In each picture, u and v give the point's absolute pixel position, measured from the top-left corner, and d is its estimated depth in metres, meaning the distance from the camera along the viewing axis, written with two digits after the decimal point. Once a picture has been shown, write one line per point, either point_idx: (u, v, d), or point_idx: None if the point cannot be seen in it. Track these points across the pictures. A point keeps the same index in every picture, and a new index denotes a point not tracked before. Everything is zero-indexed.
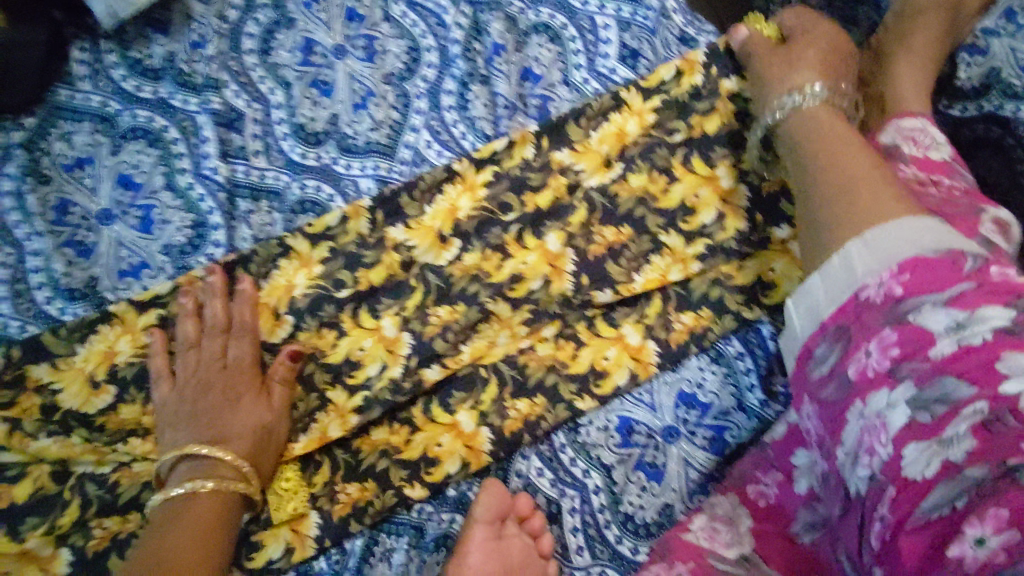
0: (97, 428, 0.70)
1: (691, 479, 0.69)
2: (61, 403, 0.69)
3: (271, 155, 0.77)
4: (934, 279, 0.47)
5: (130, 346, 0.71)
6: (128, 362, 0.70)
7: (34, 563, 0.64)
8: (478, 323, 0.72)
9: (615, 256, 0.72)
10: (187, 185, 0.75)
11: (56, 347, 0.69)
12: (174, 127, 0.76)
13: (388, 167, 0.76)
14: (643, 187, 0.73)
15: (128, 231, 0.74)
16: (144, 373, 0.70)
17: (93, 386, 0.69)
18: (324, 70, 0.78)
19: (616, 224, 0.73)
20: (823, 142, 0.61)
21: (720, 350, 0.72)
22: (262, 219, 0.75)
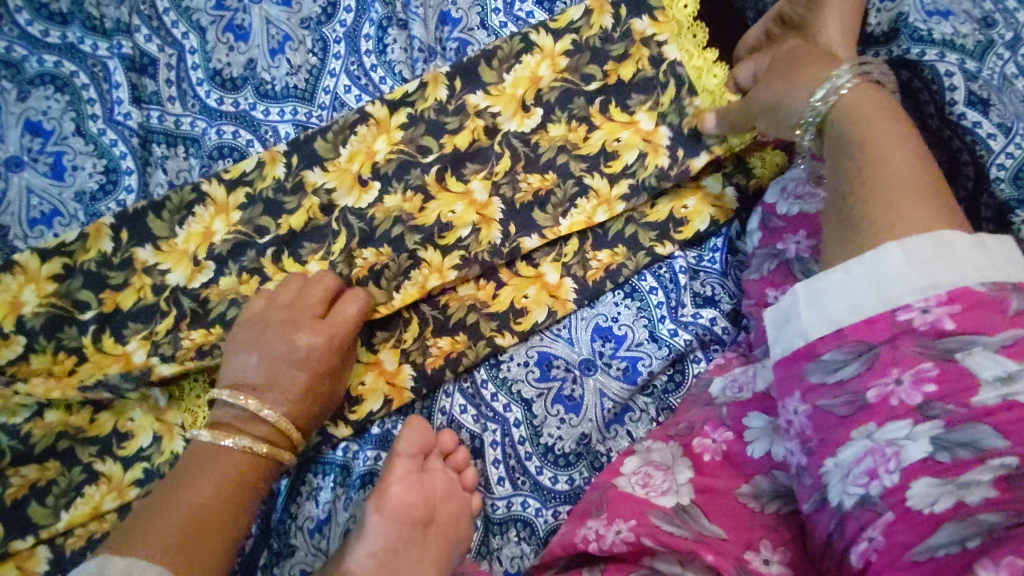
0: (6, 381, 0.66)
1: (606, 410, 0.71)
2: None
3: (185, 100, 0.76)
4: (982, 305, 0.48)
5: (37, 296, 0.67)
6: (36, 312, 0.67)
7: None
8: (409, 270, 0.71)
9: (542, 203, 0.73)
10: (99, 131, 0.74)
11: None
12: (83, 73, 0.74)
13: (307, 112, 0.76)
14: (563, 137, 0.74)
15: (39, 178, 0.72)
16: (55, 322, 0.67)
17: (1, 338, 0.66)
18: (239, 14, 0.77)
19: (542, 170, 0.74)
20: (862, 125, 0.57)
21: (633, 285, 0.75)
22: (179, 165, 0.75)
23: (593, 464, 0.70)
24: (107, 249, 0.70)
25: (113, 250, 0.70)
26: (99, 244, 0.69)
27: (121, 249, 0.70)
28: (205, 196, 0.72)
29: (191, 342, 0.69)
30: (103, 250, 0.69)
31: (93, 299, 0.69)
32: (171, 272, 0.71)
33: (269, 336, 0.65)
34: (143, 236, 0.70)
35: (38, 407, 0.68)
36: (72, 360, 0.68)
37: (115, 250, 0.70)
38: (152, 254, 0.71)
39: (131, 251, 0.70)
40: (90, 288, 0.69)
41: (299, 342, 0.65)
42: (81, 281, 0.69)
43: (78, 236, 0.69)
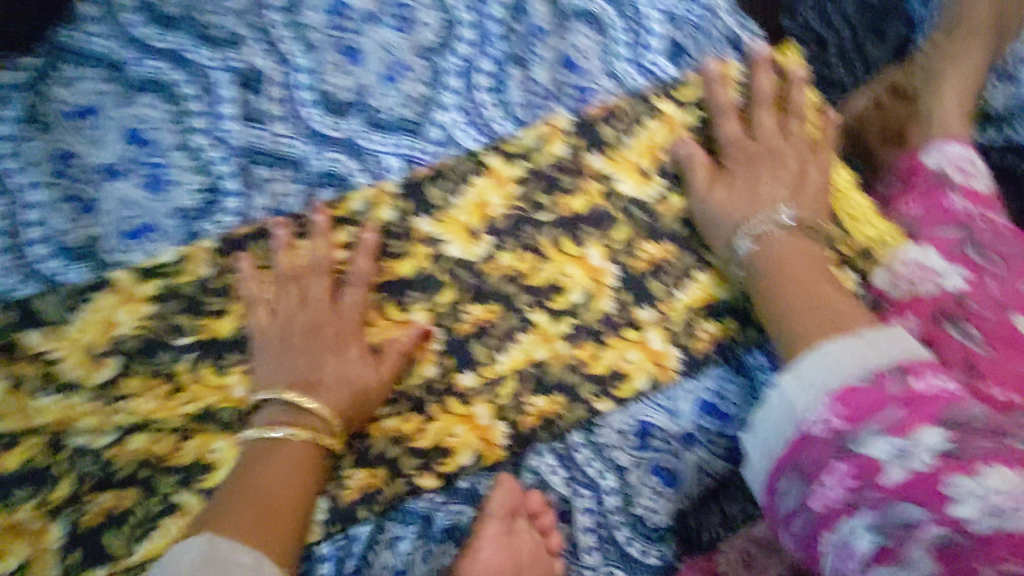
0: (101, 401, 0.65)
1: (703, 486, 0.70)
2: (59, 374, 0.65)
3: (290, 122, 0.73)
4: (871, 399, 0.48)
5: (132, 318, 0.67)
6: (132, 335, 0.67)
7: (25, 536, 0.62)
8: (516, 332, 0.70)
9: (656, 274, 0.71)
10: (202, 147, 0.71)
11: (52, 316, 0.66)
12: (189, 83, 0.71)
13: (415, 147, 0.72)
14: (684, 207, 0.72)
15: (134, 190, 0.70)
16: (150, 345, 0.67)
17: (93, 358, 0.66)
18: (353, 36, 0.74)
19: (659, 241, 0.72)
20: (782, 265, 0.63)
21: (742, 360, 0.71)
22: (279, 189, 0.71)
23: (683, 537, 0.70)
24: (204, 273, 0.69)
25: (211, 274, 0.69)
26: (195, 267, 0.69)
27: (219, 274, 0.69)
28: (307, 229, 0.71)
29: None
30: (200, 273, 0.69)
31: (185, 323, 0.68)
32: None
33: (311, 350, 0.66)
34: (243, 265, 0.70)
35: (123, 430, 0.65)
36: (165, 385, 0.67)
37: (213, 274, 0.69)
38: (251, 283, 0.70)
39: (230, 278, 0.69)
40: (188, 313, 0.68)
41: (342, 338, 0.67)
42: (175, 305, 0.68)
43: (175, 257, 0.69)
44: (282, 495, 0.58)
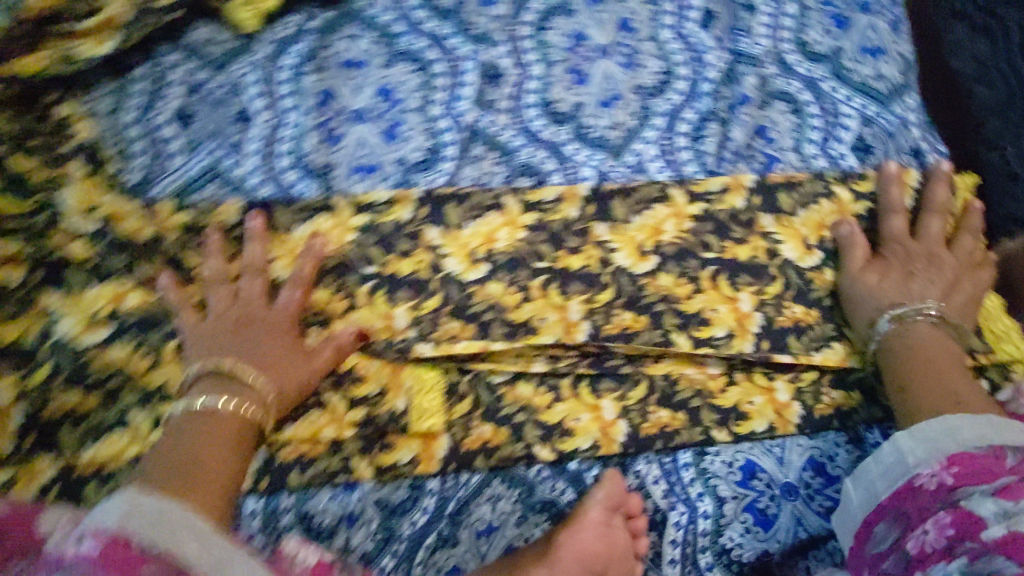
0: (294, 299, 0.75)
1: (795, 536, 0.73)
2: (272, 270, 0.76)
3: (513, 116, 0.83)
4: (985, 467, 0.56)
5: (338, 239, 0.78)
6: (334, 252, 0.77)
7: None
8: (656, 346, 0.76)
9: (798, 333, 0.77)
10: (437, 116, 0.82)
11: (280, 221, 0.77)
12: (442, 64, 0.83)
13: (612, 166, 0.82)
14: (836, 283, 0.79)
15: (373, 135, 0.81)
16: (343, 266, 0.77)
17: (300, 262, 0.76)
18: (584, 62, 0.85)
19: (807, 304, 0.78)
20: (920, 350, 0.70)
21: (860, 434, 0.75)
22: (488, 168, 0.81)
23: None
24: (405, 217, 0.78)
25: (410, 220, 0.79)
26: (400, 210, 0.79)
27: (417, 222, 0.79)
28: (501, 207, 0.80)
29: (447, 329, 0.76)
30: (401, 218, 0.78)
31: (379, 256, 0.77)
32: (450, 258, 0.78)
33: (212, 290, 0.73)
34: (437, 219, 0.79)
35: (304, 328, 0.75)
36: (345, 302, 0.76)
37: (411, 221, 0.79)
38: (439, 237, 0.78)
39: (424, 227, 0.79)
40: (380, 246, 0.78)
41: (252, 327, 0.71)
42: (375, 238, 0.78)
43: (387, 199, 0.79)
44: (209, 473, 0.60)
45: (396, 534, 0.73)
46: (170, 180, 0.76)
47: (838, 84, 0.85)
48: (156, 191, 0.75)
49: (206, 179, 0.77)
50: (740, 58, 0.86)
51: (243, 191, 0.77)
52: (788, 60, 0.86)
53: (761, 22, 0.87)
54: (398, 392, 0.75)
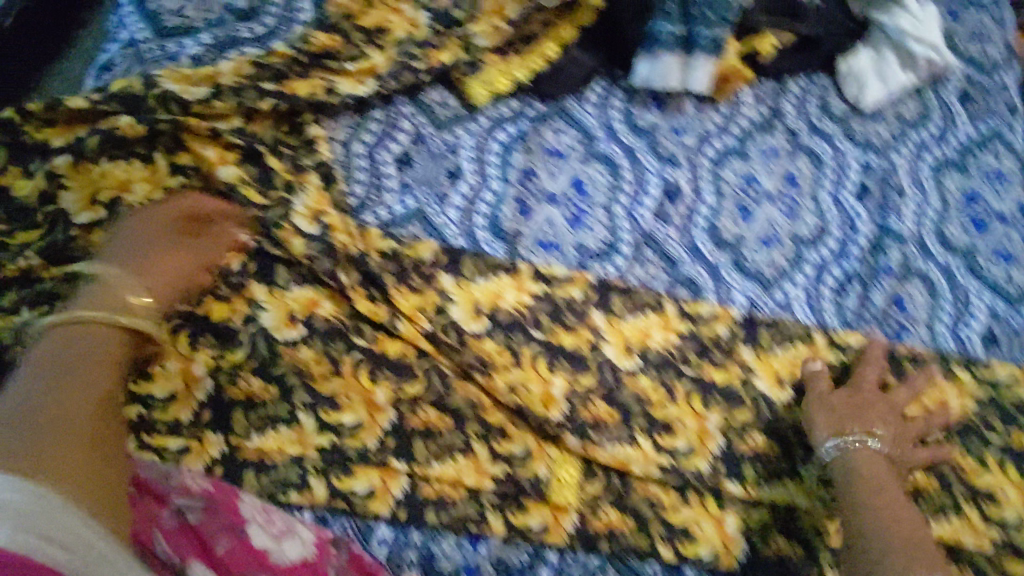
0: (465, 345, 0.80)
1: None
2: (449, 312, 0.81)
3: (683, 233, 0.92)
4: None
5: (514, 298, 0.83)
6: (509, 310, 0.82)
7: (367, 407, 0.75)
8: (783, 473, 0.81)
9: (917, 496, 0.81)
10: (619, 216, 0.90)
11: (466, 270, 0.83)
12: (631, 172, 0.93)
13: (762, 298, 0.90)
14: (955, 458, 0.83)
15: (560, 218, 0.89)
16: (514, 324, 0.82)
17: (475, 312, 0.82)
18: (751, 202, 0.95)
19: (925, 470, 0.82)
20: (870, 475, 0.75)
21: None
22: (653, 272, 0.89)
23: None
24: (577, 296, 0.85)
25: (580, 299, 0.85)
26: (573, 289, 0.85)
27: (586, 303, 0.85)
28: (659, 308, 0.87)
29: (595, 410, 0.81)
30: (574, 295, 0.85)
31: (546, 323, 0.83)
32: (608, 343, 0.84)
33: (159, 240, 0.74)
34: (604, 305, 0.85)
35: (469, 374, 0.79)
36: (510, 358, 0.80)
37: (581, 300, 0.85)
38: (601, 320, 0.85)
39: (590, 309, 0.85)
40: (549, 315, 0.83)
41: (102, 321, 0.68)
42: (547, 307, 0.84)
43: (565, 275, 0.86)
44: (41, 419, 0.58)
45: None
46: (379, 213, 0.84)
47: (971, 277, 0.94)
48: (367, 219, 0.82)
49: (411, 220, 0.84)
50: (886, 233, 0.96)
51: (440, 238, 0.84)
52: (930, 245, 0.95)
53: (909, 206, 0.97)
54: (540, 457, 0.78)
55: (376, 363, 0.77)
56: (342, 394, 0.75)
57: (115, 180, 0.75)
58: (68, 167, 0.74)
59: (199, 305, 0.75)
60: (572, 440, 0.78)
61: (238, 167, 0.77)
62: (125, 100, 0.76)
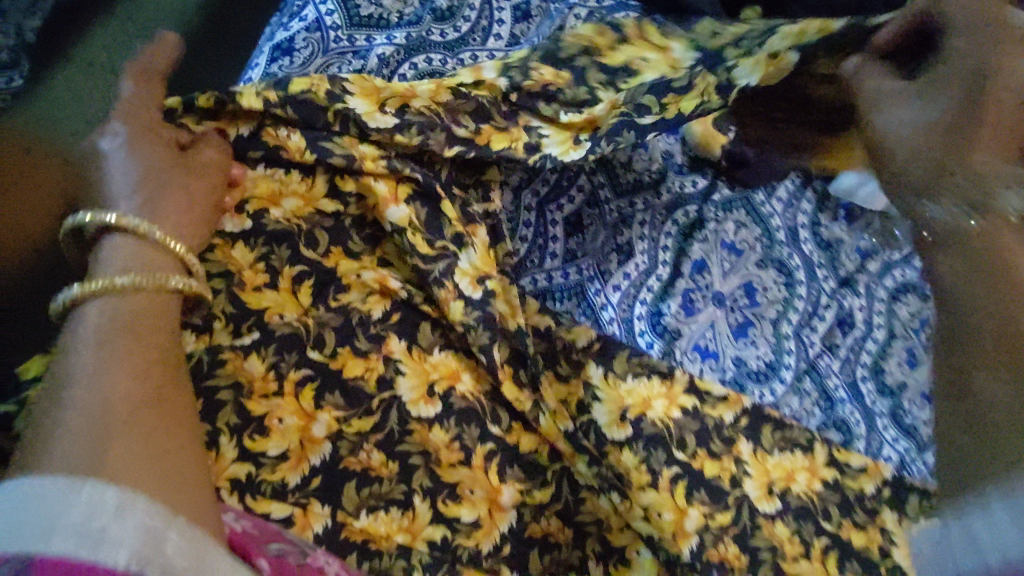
0: (604, 455, 0.71)
1: None
2: (592, 411, 0.72)
3: (845, 366, 0.83)
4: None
5: (662, 410, 0.74)
6: (655, 421, 0.73)
7: (487, 505, 0.66)
8: None
9: None
10: (786, 335, 0.80)
11: (618, 367, 0.73)
12: (807, 288, 0.83)
13: (914, 459, 0.80)
14: None
15: (724, 325, 0.79)
16: (658, 439, 0.72)
17: (620, 419, 0.72)
18: (924, 348, 0.83)
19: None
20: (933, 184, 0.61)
21: None
22: (807, 407, 0.80)
23: None
24: (727, 418, 0.76)
25: (729, 422, 0.76)
26: (725, 410, 0.76)
27: (735, 427, 0.76)
28: (808, 448, 0.77)
29: (724, 553, 0.71)
30: (725, 417, 0.76)
31: (690, 446, 0.74)
32: (750, 479, 0.75)
33: (160, 166, 0.69)
34: (753, 434, 0.76)
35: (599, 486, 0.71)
36: (647, 477, 0.70)
37: (730, 423, 0.76)
38: (747, 452, 0.75)
39: (738, 436, 0.76)
40: (695, 436, 0.74)
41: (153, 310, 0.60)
42: (694, 425, 0.75)
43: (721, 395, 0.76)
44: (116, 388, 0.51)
45: None
46: (537, 278, 0.75)
47: None
48: (525, 284, 0.75)
49: (570, 293, 0.76)
50: None
51: (596, 320, 0.76)
52: None
53: None
54: None
55: (508, 457, 0.69)
56: (466, 486, 0.66)
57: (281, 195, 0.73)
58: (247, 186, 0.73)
59: (333, 357, 0.68)
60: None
61: (408, 204, 0.72)
62: (307, 111, 0.70)
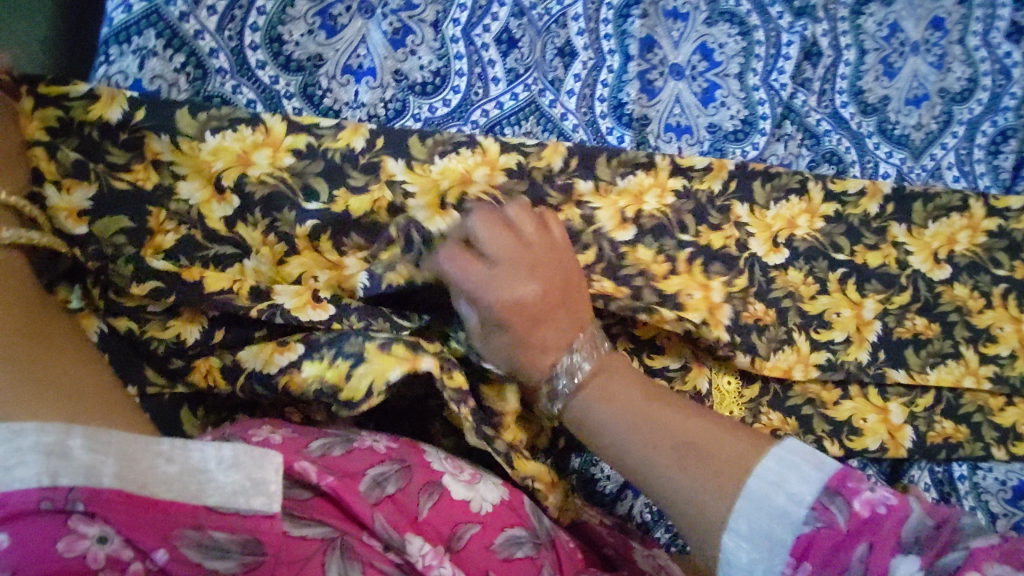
0: (621, 258, 0.68)
1: None
2: (596, 220, 0.69)
3: (823, 99, 0.80)
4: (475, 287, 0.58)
5: (657, 202, 0.71)
6: (653, 213, 0.71)
7: None
8: (946, 356, 0.76)
9: None
10: (754, 86, 0.78)
11: (603, 175, 0.69)
12: (763, 31, 0.78)
13: (910, 167, 0.81)
14: None
15: (689, 95, 0.76)
16: (662, 229, 0.71)
17: (622, 219, 0.69)
18: (895, 55, 0.82)
19: None
20: None
21: None
22: (794, 150, 0.78)
23: None
24: (717, 189, 0.73)
25: (721, 192, 0.73)
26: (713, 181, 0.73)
27: (726, 195, 0.73)
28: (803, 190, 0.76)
29: (753, 312, 0.72)
30: (715, 189, 0.73)
31: (691, 228, 0.72)
32: (754, 238, 0.74)
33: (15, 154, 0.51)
34: (746, 194, 0.74)
35: (628, 299, 0.66)
36: (666, 267, 0.69)
37: (721, 193, 0.73)
38: (746, 214, 0.74)
39: (732, 201, 0.73)
40: (693, 216, 0.72)
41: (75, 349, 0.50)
42: (690, 207, 0.72)
43: (706, 167, 0.72)
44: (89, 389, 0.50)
45: None
46: (487, 109, 0.71)
47: None
48: (475, 121, 0.70)
49: (523, 115, 0.72)
50: None
51: (559, 132, 0.72)
52: None
53: None
54: (702, 371, 0.71)
55: None
56: None
57: (230, 154, 0.57)
58: (169, 148, 0.56)
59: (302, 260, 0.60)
60: (743, 359, 0.70)
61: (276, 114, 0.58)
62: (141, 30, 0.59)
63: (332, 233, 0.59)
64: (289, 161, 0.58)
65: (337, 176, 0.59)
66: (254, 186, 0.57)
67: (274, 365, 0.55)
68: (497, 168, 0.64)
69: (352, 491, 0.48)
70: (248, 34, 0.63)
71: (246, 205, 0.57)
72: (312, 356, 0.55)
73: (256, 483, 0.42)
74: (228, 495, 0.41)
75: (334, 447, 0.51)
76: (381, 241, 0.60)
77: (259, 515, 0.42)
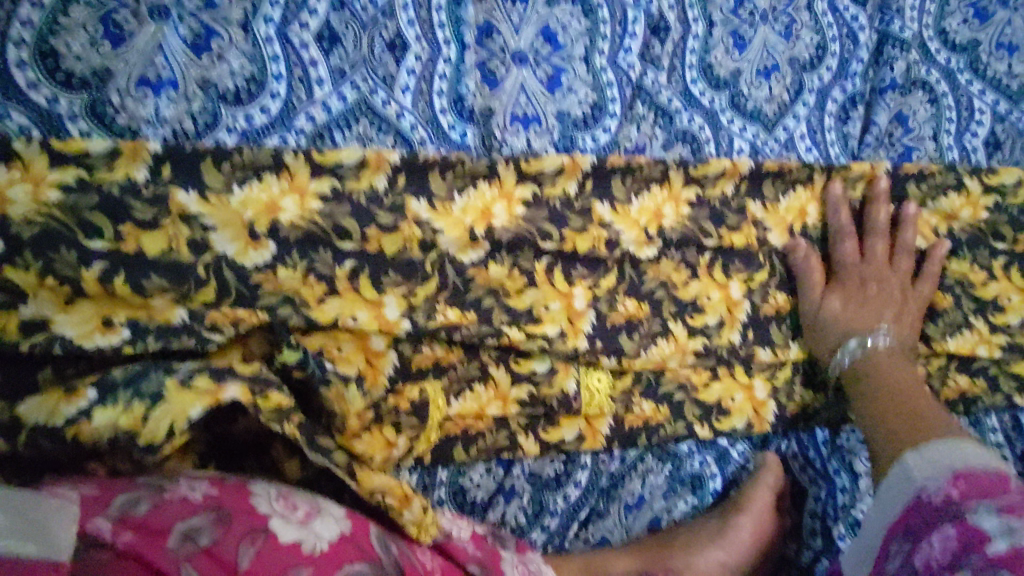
0: (468, 280, 0.65)
1: None
2: (439, 244, 0.64)
3: (672, 75, 0.78)
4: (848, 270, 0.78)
5: (506, 213, 0.66)
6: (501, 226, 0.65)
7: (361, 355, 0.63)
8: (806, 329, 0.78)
9: (930, 318, 0.81)
10: (601, 68, 0.75)
11: (439, 189, 0.64)
12: (608, 8, 0.75)
13: (764, 140, 0.80)
14: (962, 273, 0.82)
15: (534, 82, 0.73)
16: (521, 240, 0.67)
17: (471, 239, 0.65)
18: (746, 26, 0.81)
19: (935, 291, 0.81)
20: None
21: (979, 418, 0.84)
22: (648, 131, 0.77)
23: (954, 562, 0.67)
24: (573, 191, 0.68)
25: (577, 193, 0.68)
26: (567, 181, 0.68)
27: (584, 196, 0.69)
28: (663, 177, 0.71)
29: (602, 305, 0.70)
30: (570, 190, 0.68)
31: (555, 233, 0.67)
32: (625, 235, 0.70)
33: None
34: (605, 191, 0.69)
35: (475, 325, 0.65)
36: (522, 280, 0.67)
37: (577, 194, 0.69)
38: (608, 213, 0.69)
39: (591, 202, 0.69)
40: (551, 222, 0.67)
41: None
42: (545, 214, 0.67)
43: (557, 167, 0.67)
44: None
45: (547, 509, 0.72)
46: (312, 113, 0.65)
47: (973, 76, 0.87)
48: (298, 128, 0.65)
49: (353, 116, 0.67)
50: (885, 39, 0.86)
51: (394, 132, 0.68)
52: (934, 50, 0.86)
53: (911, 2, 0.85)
54: (566, 373, 0.70)
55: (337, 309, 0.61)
56: (330, 349, 0.61)
57: None
58: None
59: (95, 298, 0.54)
60: (608, 362, 0.70)
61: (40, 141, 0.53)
62: None
63: (125, 269, 0.54)
64: (55, 196, 0.53)
65: (119, 207, 0.54)
66: (21, 225, 0.52)
67: (59, 417, 0.49)
68: (308, 196, 0.60)
69: (156, 547, 0.44)
70: (11, 50, 0.56)
71: (15, 248, 0.51)
72: (104, 403, 0.50)
73: (38, 530, 0.41)
74: (8, 544, 0.40)
75: (139, 504, 0.47)
76: (180, 284, 0.55)
77: (41, 562, 0.40)
